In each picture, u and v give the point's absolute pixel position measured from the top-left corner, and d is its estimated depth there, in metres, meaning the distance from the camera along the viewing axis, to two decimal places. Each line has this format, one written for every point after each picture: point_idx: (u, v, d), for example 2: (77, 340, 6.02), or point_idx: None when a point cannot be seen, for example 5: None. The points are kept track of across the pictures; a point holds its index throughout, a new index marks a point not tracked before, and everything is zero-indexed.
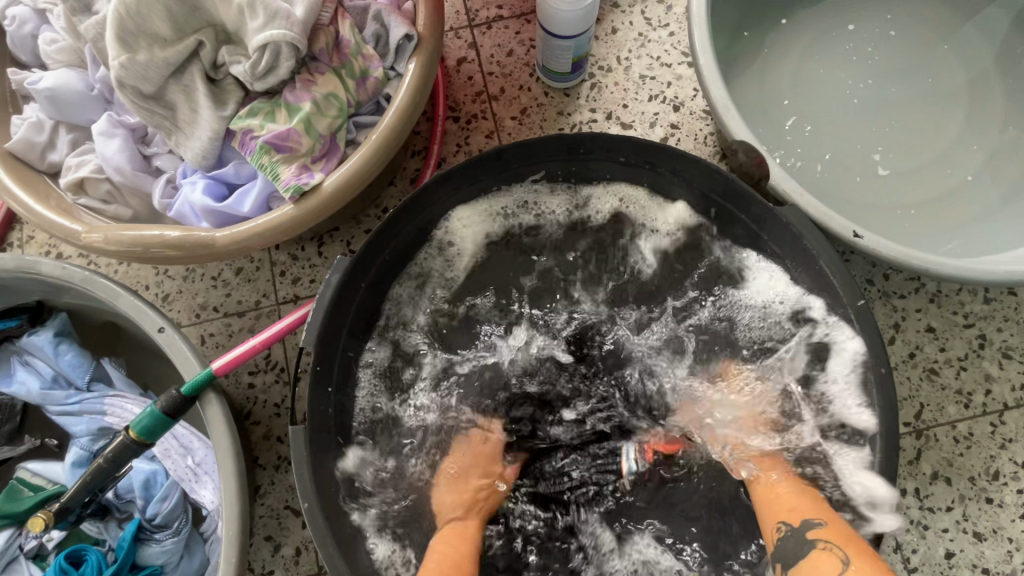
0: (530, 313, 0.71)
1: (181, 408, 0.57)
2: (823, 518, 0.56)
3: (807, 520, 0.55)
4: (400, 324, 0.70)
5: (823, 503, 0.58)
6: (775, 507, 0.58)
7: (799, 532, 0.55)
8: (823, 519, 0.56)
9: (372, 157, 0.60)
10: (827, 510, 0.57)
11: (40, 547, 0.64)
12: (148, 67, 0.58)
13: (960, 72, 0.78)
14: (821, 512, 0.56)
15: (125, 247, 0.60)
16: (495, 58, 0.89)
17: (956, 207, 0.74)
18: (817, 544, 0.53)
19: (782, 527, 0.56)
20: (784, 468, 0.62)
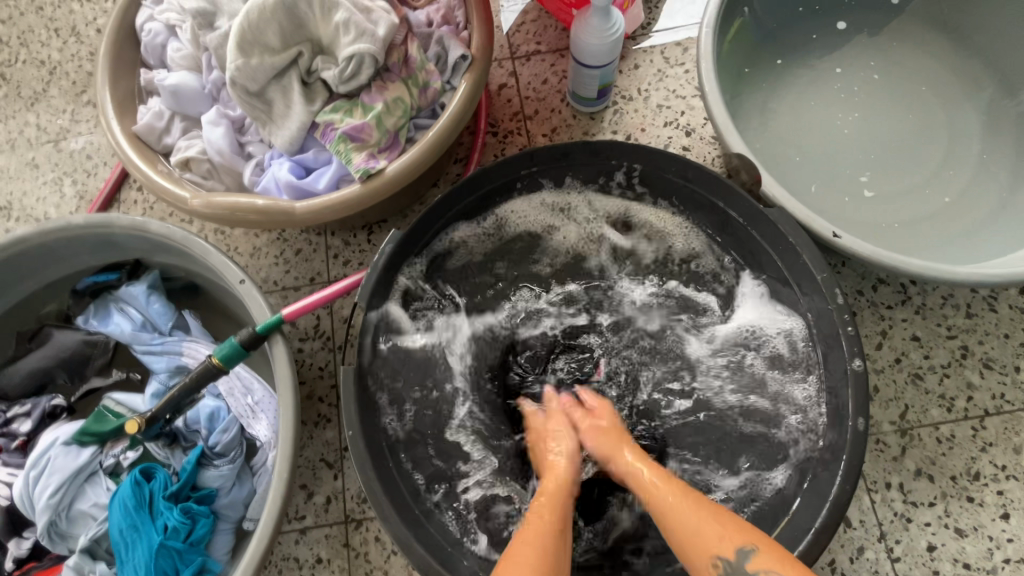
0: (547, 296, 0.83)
1: (256, 342, 0.69)
2: (753, 542, 0.54)
3: (739, 546, 0.54)
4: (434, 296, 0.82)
5: (746, 524, 0.57)
6: (697, 542, 0.56)
7: (734, 563, 0.53)
8: (754, 544, 0.54)
9: (428, 150, 0.73)
10: (748, 529, 0.56)
11: (116, 465, 0.75)
12: (257, 70, 0.73)
13: (940, 111, 0.89)
14: (750, 535, 0.55)
15: (221, 211, 0.73)
16: (532, 85, 1.04)
17: (937, 225, 0.82)
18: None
19: (716, 563, 0.53)
20: (682, 491, 0.61)
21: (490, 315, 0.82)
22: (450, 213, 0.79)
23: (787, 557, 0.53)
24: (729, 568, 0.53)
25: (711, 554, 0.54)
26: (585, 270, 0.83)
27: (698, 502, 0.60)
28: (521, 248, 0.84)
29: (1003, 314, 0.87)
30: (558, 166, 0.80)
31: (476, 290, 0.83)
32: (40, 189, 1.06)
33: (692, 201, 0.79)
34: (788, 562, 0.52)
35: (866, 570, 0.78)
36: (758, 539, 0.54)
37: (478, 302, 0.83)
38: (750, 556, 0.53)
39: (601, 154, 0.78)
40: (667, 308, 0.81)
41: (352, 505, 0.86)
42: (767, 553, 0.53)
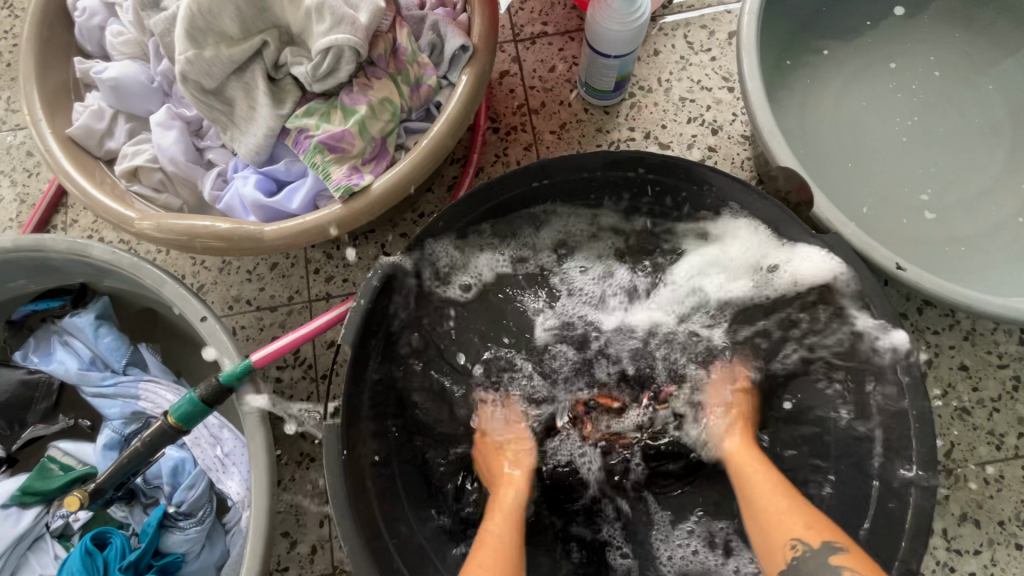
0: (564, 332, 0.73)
1: (221, 396, 0.58)
2: (843, 542, 0.52)
3: (823, 541, 0.52)
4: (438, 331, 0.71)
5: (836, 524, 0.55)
6: (778, 521, 0.55)
7: (816, 550, 0.51)
8: (843, 543, 0.52)
9: (422, 162, 0.61)
10: (829, 526, 0.54)
11: (66, 527, 0.65)
12: (213, 64, 0.60)
13: (1004, 111, 0.78)
14: (837, 534, 0.53)
15: (175, 235, 0.61)
16: (538, 73, 0.91)
17: (999, 246, 0.73)
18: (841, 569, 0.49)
19: (794, 547, 0.52)
20: (766, 469, 0.60)
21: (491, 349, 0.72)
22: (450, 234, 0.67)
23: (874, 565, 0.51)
24: (810, 552, 0.51)
25: (791, 537, 0.53)
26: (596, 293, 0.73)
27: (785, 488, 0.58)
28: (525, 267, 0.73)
29: None
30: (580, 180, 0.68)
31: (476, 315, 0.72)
32: None
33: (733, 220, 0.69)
34: (874, 570, 0.50)
35: None
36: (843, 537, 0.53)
37: (477, 330, 0.73)
38: (837, 552, 0.51)
39: (633, 167, 0.66)
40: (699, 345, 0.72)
41: (341, 555, 0.77)
42: (855, 557, 0.51)
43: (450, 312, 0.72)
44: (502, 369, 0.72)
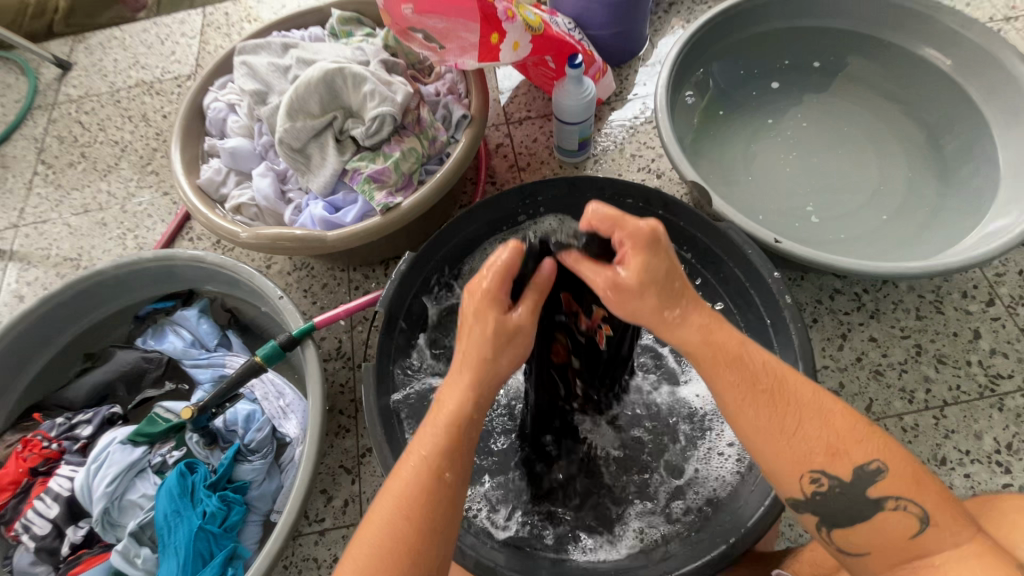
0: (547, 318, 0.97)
1: (293, 343, 0.83)
2: (884, 461, 0.49)
3: (866, 470, 0.50)
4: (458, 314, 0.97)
5: (884, 440, 0.51)
6: (798, 460, 0.50)
7: (847, 482, 0.50)
8: (882, 463, 0.49)
9: (437, 187, 0.89)
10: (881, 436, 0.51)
11: (163, 462, 0.85)
12: (301, 131, 0.92)
13: (869, 148, 1.05)
14: (868, 448, 0.50)
15: (267, 241, 0.89)
16: (524, 143, 1.23)
17: (874, 238, 0.96)
18: (884, 505, 0.49)
19: (816, 479, 0.51)
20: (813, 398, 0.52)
21: None
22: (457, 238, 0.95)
23: (941, 499, 0.49)
24: (837, 485, 0.50)
25: (814, 470, 0.50)
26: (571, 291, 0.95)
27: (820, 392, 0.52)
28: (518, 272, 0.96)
29: (949, 316, 0.97)
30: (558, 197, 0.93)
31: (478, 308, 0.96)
32: (107, 243, 1.25)
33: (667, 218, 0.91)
34: (922, 494, 0.49)
35: None
36: (884, 453, 0.50)
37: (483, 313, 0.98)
38: (875, 479, 0.49)
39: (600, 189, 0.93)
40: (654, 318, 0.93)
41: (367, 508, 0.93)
42: (898, 483, 0.49)
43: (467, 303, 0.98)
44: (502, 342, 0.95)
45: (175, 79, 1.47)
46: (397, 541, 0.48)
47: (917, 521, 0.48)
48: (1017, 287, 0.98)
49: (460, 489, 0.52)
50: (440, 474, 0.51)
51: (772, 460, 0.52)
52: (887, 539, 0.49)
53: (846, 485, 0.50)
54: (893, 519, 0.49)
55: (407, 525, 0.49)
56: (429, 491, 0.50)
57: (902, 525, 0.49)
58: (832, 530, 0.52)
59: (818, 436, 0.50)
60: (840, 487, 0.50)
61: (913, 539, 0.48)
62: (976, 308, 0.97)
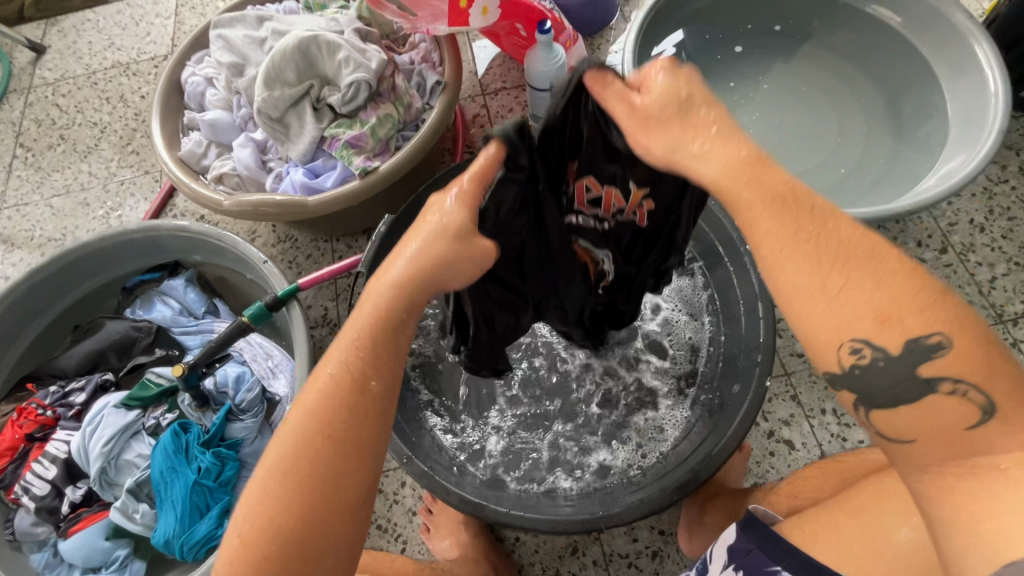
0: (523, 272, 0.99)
1: (279, 305, 0.86)
2: (948, 334, 0.36)
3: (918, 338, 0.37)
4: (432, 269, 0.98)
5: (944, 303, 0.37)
6: (834, 312, 0.37)
7: (879, 353, 0.37)
8: (945, 335, 0.36)
9: (414, 150, 0.92)
10: (941, 300, 0.37)
11: (156, 425, 0.88)
12: (278, 99, 0.94)
13: (831, 109, 1.10)
14: (947, 313, 0.36)
15: (249, 208, 0.91)
16: (500, 114, 1.26)
17: (834, 193, 1.01)
18: (937, 388, 0.37)
19: (856, 351, 0.38)
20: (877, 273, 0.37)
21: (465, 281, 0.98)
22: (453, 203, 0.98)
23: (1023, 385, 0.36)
24: (873, 357, 0.37)
25: (846, 338, 0.37)
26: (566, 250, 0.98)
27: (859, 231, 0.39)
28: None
29: None
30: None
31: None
32: (91, 222, 1.26)
33: None
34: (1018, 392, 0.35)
35: None
36: (953, 319, 0.36)
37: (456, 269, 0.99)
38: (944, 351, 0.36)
39: None
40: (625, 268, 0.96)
41: None
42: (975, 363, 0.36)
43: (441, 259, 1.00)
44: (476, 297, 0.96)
45: (152, 60, 1.47)
46: (324, 451, 0.43)
47: (966, 398, 0.36)
48: (969, 235, 1.03)
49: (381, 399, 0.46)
50: (365, 382, 0.46)
51: (803, 325, 0.39)
52: (961, 433, 0.36)
53: (893, 359, 0.37)
54: (949, 410, 0.36)
55: (325, 450, 0.43)
56: (341, 399, 0.45)
57: (959, 413, 0.36)
58: (870, 410, 0.40)
59: (909, 309, 0.37)
60: (883, 359, 0.37)
61: (968, 431, 0.36)
62: (931, 256, 1.03)
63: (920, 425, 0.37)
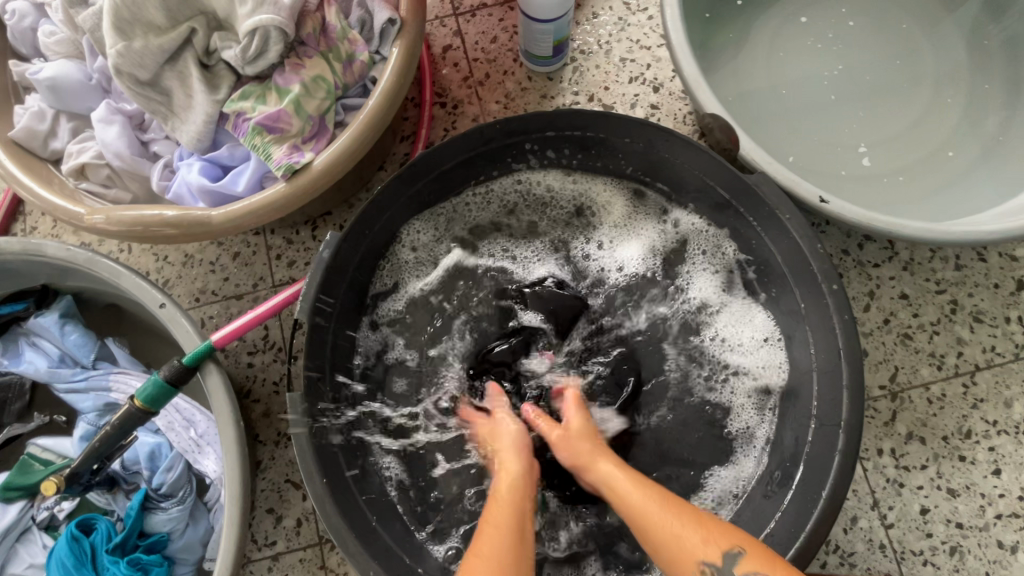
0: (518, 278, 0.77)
1: (184, 376, 0.61)
2: (740, 543, 0.50)
3: (723, 551, 0.49)
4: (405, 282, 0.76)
5: (731, 526, 0.52)
6: (678, 547, 0.51)
7: (722, 566, 0.49)
8: (740, 546, 0.50)
9: (359, 136, 0.62)
10: (728, 528, 0.52)
11: (52, 518, 0.67)
12: (143, 54, 0.61)
13: (928, 48, 0.82)
14: (732, 535, 0.51)
15: (125, 228, 0.63)
16: (480, 45, 0.92)
17: (930, 173, 0.77)
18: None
19: (703, 571, 0.49)
20: (680, 514, 0.53)
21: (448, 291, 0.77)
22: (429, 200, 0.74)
23: (772, 557, 0.49)
24: (715, 574, 0.48)
25: (696, 560, 0.49)
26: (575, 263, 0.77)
27: (654, 490, 0.56)
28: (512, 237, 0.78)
29: (992, 264, 0.83)
30: (558, 137, 0.70)
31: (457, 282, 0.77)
32: None
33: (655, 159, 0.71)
34: (776, 565, 0.48)
35: (861, 539, 0.77)
36: (743, 539, 0.51)
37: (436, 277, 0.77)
38: (737, 560, 0.49)
39: (590, 131, 0.69)
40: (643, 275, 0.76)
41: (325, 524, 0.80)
42: (753, 556, 0.49)
43: (414, 265, 0.77)
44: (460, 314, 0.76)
45: None
46: None
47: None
48: None
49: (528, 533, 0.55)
50: None
51: (673, 556, 0.51)
52: None
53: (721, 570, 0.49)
54: None
55: None
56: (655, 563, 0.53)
57: None
58: None
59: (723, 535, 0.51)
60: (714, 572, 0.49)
61: None
62: None
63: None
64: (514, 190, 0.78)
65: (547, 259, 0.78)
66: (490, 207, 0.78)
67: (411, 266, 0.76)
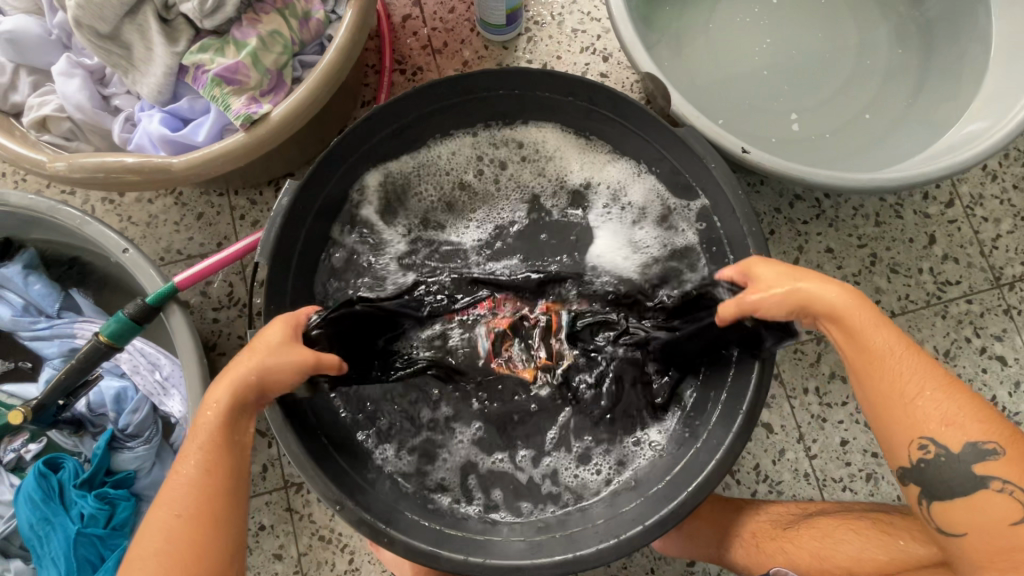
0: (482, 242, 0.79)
1: (147, 314, 0.64)
2: (999, 443, 0.49)
3: (977, 443, 0.49)
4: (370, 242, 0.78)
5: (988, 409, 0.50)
6: (926, 415, 0.50)
7: (949, 453, 0.49)
8: (998, 443, 0.49)
9: (316, 89, 0.66)
10: (990, 415, 0.50)
11: (19, 460, 0.70)
12: (103, 7, 0.64)
13: (851, 22, 0.89)
14: (993, 427, 0.49)
15: (87, 174, 0.65)
16: (438, 14, 0.96)
17: (852, 134, 0.84)
18: (986, 476, 0.48)
19: (923, 446, 0.50)
20: (934, 382, 0.50)
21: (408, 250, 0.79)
22: (365, 172, 0.77)
23: None
24: (950, 458, 0.49)
25: (922, 435, 0.50)
26: (514, 225, 0.79)
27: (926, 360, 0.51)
28: (447, 203, 0.80)
29: (908, 220, 0.90)
30: (505, 97, 0.75)
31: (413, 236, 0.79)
32: None
33: (594, 123, 0.77)
34: None
35: (787, 469, 0.84)
36: (1004, 437, 0.49)
37: (394, 239, 0.79)
38: (988, 458, 0.48)
39: (532, 91, 0.74)
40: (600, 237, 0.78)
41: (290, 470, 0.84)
42: (1012, 459, 0.48)
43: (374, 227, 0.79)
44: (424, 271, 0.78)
45: None
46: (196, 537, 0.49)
47: (1020, 501, 0.48)
48: (979, 183, 0.91)
49: (251, 430, 0.55)
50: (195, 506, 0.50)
51: (916, 418, 0.50)
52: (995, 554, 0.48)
53: (954, 456, 0.49)
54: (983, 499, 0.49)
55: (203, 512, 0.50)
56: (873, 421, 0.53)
57: (1004, 509, 0.48)
58: (931, 501, 0.51)
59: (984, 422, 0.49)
60: (945, 456, 0.49)
61: (1012, 524, 0.48)
62: (936, 210, 0.91)
63: (981, 526, 0.49)
64: (470, 154, 0.80)
65: (504, 219, 0.80)
66: (446, 171, 0.80)
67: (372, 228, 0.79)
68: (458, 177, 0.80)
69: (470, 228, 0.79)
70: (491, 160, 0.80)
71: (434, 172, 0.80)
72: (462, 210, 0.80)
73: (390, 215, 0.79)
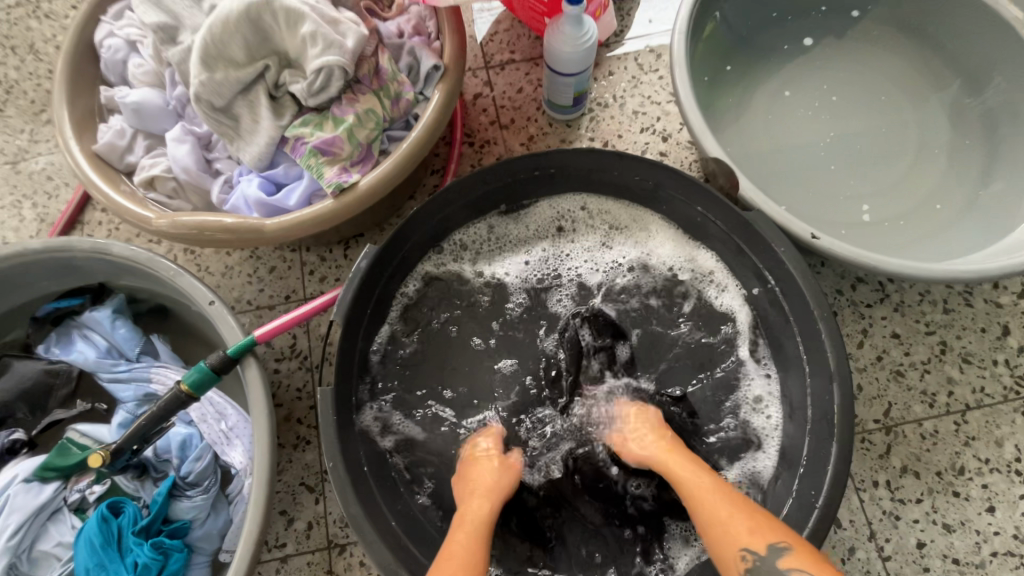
0: (552, 309, 0.80)
1: (227, 366, 0.66)
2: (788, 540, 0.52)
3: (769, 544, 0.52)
4: (439, 305, 0.81)
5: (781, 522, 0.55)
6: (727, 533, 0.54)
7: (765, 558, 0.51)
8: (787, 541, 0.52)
9: (401, 162, 0.70)
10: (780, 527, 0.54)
11: (82, 500, 0.71)
12: (222, 84, 0.71)
13: (911, 116, 0.91)
14: (783, 533, 0.54)
15: (186, 231, 0.70)
16: (507, 94, 1.03)
17: (917, 222, 0.84)
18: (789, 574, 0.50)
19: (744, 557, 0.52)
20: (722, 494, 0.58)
21: (475, 314, 0.81)
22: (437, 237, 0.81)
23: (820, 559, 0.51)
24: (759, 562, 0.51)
25: (740, 547, 0.53)
26: (582, 293, 0.81)
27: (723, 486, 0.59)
28: (519, 269, 0.83)
29: (978, 309, 0.88)
30: (573, 174, 0.79)
31: (479, 301, 0.82)
32: None
33: (652, 201, 0.80)
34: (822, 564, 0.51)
35: (858, 570, 0.78)
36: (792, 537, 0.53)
37: (466, 301, 0.81)
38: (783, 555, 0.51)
39: (605, 169, 0.77)
40: (659, 316, 0.80)
41: (335, 529, 0.83)
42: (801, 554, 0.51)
43: (444, 289, 0.82)
44: (489, 333, 0.80)
45: None
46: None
47: None
48: None
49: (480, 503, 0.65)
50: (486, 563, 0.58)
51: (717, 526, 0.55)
52: None
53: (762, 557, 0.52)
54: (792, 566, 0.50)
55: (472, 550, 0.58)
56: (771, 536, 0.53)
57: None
58: None
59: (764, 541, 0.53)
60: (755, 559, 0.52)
61: None
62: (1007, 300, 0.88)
63: None
64: (540, 222, 0.83)
65: (571, 285, 0.82)
66: (518, 237, 0.83)
67: (443, 290, 0.82)
68: (531, 243, 0.83)
69: (534, 295, 0.81)
70: (563, 227, 0.83)
71: (509, 235, 0.83)
72: (533, 273, 0.82)
73: (460, 278, 0.82)
